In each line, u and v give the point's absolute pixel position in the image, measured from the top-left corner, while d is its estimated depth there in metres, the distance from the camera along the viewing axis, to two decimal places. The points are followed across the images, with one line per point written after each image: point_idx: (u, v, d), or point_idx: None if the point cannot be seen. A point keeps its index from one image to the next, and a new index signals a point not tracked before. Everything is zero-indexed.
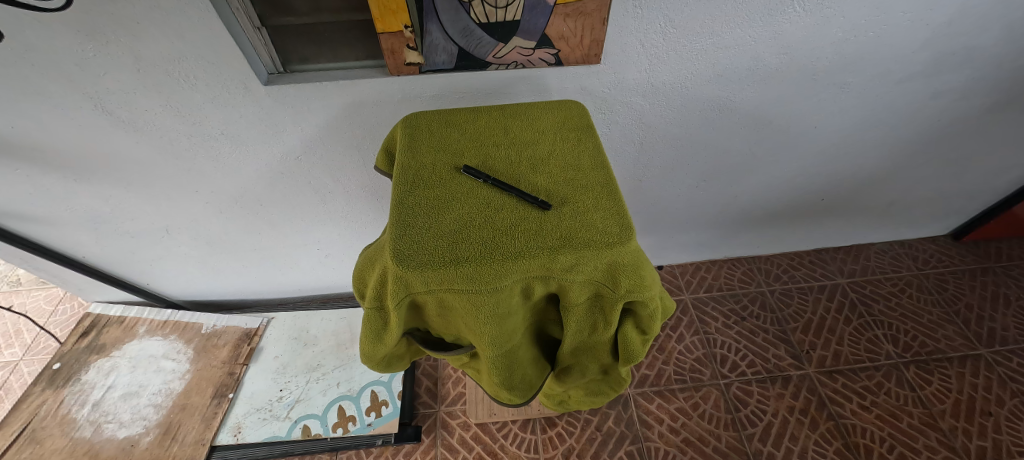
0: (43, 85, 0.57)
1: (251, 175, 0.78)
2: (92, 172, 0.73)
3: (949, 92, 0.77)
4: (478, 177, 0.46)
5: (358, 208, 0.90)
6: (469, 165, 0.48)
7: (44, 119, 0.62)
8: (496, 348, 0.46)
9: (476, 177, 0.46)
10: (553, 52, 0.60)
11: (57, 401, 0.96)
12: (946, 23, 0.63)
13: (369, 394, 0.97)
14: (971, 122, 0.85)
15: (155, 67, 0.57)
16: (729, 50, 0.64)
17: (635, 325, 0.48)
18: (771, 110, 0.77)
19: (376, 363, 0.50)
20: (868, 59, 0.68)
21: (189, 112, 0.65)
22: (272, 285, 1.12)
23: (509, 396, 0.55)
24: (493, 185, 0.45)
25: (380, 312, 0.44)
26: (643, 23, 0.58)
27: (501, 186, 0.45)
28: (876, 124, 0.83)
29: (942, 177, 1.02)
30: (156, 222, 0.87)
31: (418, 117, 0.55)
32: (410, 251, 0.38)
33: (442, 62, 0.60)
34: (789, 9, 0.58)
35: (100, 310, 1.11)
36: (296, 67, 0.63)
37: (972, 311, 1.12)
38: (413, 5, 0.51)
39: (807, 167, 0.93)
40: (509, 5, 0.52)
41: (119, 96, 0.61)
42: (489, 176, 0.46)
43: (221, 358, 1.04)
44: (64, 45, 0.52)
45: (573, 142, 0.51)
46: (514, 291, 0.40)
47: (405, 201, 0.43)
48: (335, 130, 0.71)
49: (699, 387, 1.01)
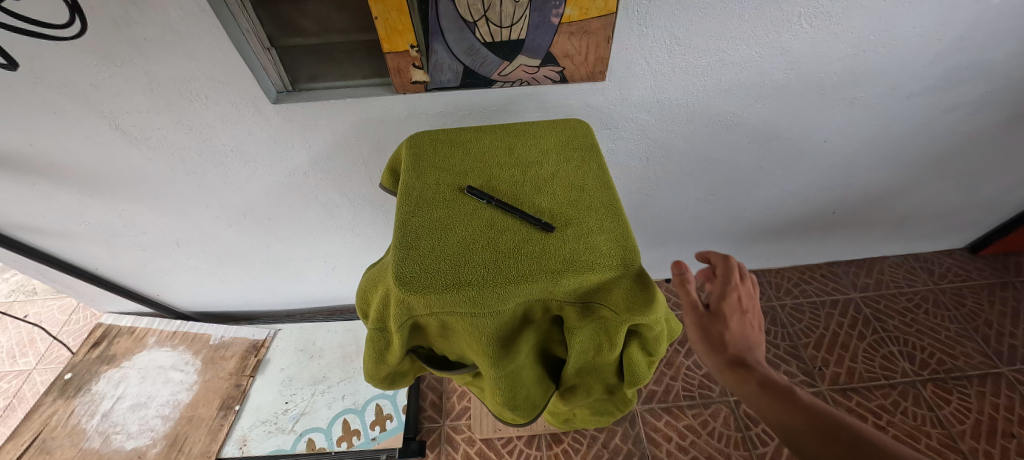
0: (60, 105, 0.59)
1: (260, 191, 0.79)
2: (105, 188, 0.75)
3: (964, 106, 0.76)
4: (482, 198, 0.46)
5: (364, 222, 0.90)
6: (473, 186, 0.48)
7: (60, 137, 0.64)
8: (499, 369, 0.45)
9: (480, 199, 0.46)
10: (558, 69, 0.60)
11: (67, 411, 0.98)
12: (959, 37, 0.62)
13: (374, 407, 0.97)
14: (987, 136, 0.84)
15: (167, 87, 0.59)
16: (736, 66, 0.63)
17: (641, 346, 0.48)
18: (779, 125, 0.76)
19: (378, 382, 0.50)
20: (877, 73, 0.67)
21: (199, 130, 0.66)
22: (279, 297, 1.12)
23: (512, 416, 0.54)
24: (496, 206, 0.45)
25: (383, 333, 0.44)
26: (648, 41, 0.58)
27: (504, 207, 0.45)
28: (888, 138, 0.82)
29: (960, 190, 1.00)
30: (166, 236, 0.88)
31: (424, 136, 0.55)
32: (412, 274, 0.38)
33: (448, 80, 0.60)
34: (794, 26, 0.58)
35: (112, 320, 1.13)
36: (303, 86, 0.64)
37: (991, 327, 1.08)
38: (419, 24, 0.52)
39: (818, 181, 0.92)
40: (514, 24, 0.53)
41: (132, 115, 0.62)
42: (492, 197, 0.46)
43: (228, 369, 1.04)
44: (81, 68, 0.54)
45: (577, 162, 0.51)
46: (517, 313, 0.40)
47: (408, 222, 0.43)
48: (342, 146, 0.72)
49: (708, 404, 0.99)
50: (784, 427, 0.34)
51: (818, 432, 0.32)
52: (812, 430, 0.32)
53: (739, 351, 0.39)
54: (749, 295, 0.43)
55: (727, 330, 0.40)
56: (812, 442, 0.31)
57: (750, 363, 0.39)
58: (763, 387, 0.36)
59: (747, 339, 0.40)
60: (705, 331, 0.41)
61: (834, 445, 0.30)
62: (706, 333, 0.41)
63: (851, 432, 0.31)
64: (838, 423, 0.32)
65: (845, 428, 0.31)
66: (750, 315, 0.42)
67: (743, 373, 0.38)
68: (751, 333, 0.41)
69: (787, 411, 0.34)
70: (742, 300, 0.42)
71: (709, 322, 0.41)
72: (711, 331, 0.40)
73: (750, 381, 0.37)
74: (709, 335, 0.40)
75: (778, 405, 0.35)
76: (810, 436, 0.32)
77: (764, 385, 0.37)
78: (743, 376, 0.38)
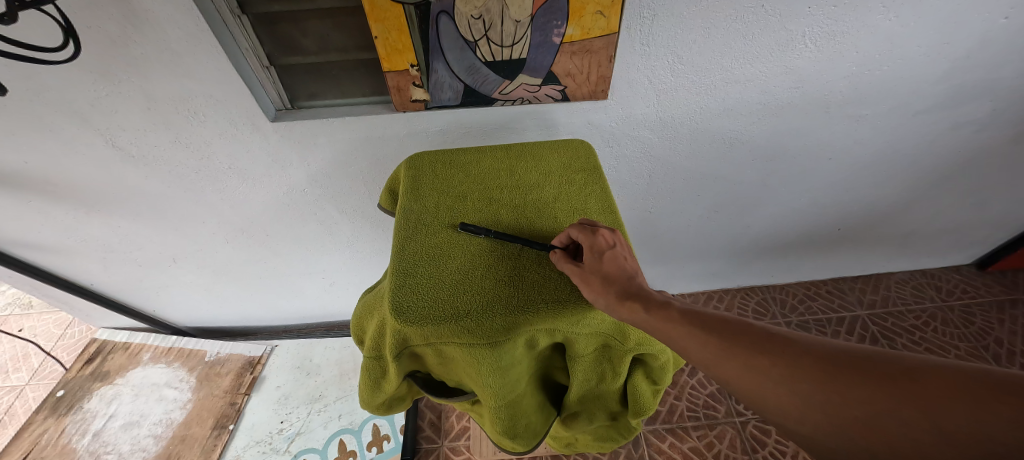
0: (57, 122, 0.58)
1: (258, 207, 0.78)
2: (100, 204, 0.74)
3: (971, 123, 0.75)
4: (478, 232, 0.43)
5: (363, 238, 0.89)
6: (466, 221, 0.45)
7: (56, 154, 0.63)
8: (499, 399, 0.43)
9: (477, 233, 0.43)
10: (560, 88, 0.59)
11: (58, 430, 0.96)
12: (964, 56, 0.62)
13: (371, 428, 0.95)
14: (994, 153, 0.83)
15: (165, 105, 0.59)
16: (740, 84, 0.63)
17: (646, 375, 0.46)
18: (783, 143, 0.75)
19: (374, 410, 0.48)
20: (883, 91, 0.67)
21: (196, 147, 0.65)
22: (277, 313, 1.10)
23: (512, 445, 0.52)
24: (495, 238, 0.43)
25: (379, 361, 0.42)
26: (649, 60, 0.58)
27: (504, 238, 0.43)
28: (894, 155, 0.81)
29: (968, 206, 0.98)
30: (163, 252, 0.87)
31: (422, 156, 0.54)
32: (409, 305, 0.36)
33: (448, 99, 0.60)
34: (798, 45, 0.58)
35: (107, 336, 1.11)
36: (302, 103, 0.63)
37: (1001, 346, 1.06)
38: (419, 44, 0.52)
39: (823, 197, 0.90)
40: (515, 43, 0.52)
41: (129, 133, 0.62)
42: (489, 230, 0.44)
43: (223, 387, 1.02)
44: (79, 85, 0.54)
45: (580, 185, 0.50)
46: (517, 343, 0.39)
47: (406, 248, 0.42)
48: (341, 164, 0.71)
49: (713, 425, 0.96)
50: (673, 343, 0.31)
51: (708, 339, 0.30)
52: (706, 343, 0.30)
53: (623, 286, 0.35)
54: (615, 235, 0.39)
55: (609, 276, 0.35)
56: (713, 354, 0.29)
57: (639, 294, 0.34)
58: (655, 312, 0.32)
59: (627, 274, 0.36)
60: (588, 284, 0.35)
61: (721, 347, 0.29)
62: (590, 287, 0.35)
63: (739, 328, 0.30)
64: (725, 323, 0.31)
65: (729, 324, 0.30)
66: (618, 249, 0.38)
67: (628, 302, 0.33)
68: (625, 265, 0.37)
69: (679, 329, 0.31)
70: (609, 238, 0.38)
71: (591, 271, 0.36)
72: (595, 281, 0.35)
73: (643, 314, 0.32)
74: (592, 284, 0.35)
75: (672, 324, 0.31)
76: (708, 351, 0.30)
77: (655, 310, 0.32)
78: (634, 310, 0.33)
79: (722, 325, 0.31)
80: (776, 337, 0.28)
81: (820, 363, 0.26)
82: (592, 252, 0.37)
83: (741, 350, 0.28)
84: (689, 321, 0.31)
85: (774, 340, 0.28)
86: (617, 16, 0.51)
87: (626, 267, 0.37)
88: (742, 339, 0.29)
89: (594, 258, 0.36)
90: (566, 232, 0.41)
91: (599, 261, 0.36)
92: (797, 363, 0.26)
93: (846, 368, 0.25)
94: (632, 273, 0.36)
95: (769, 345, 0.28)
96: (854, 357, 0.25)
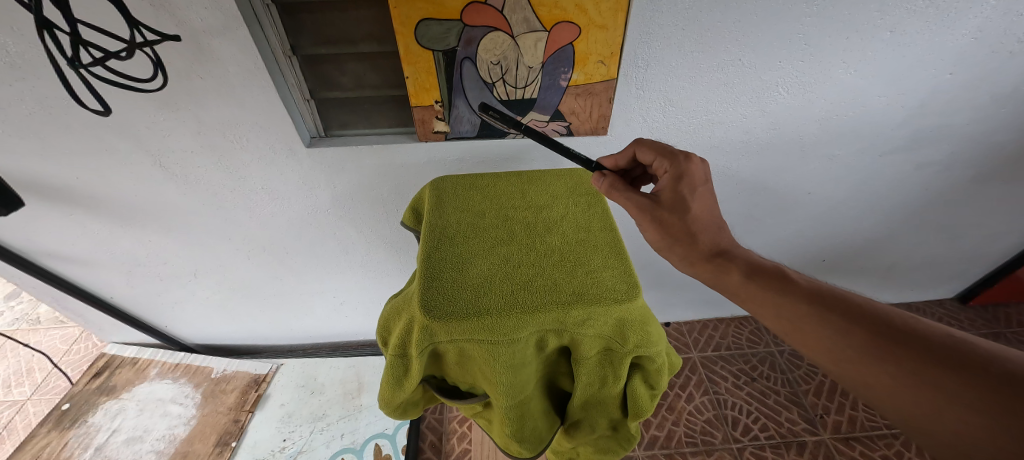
0: (117, 143, 0.65)
1: (281, 225, 0.84)
2: (136, 218, 0.79)
3: (933, 164, 0.83)
4: (507, 122, 0.52)
5: (376, 259, 0.94)
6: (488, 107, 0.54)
7: (108, 172, 0.70)
8: (509, 399, 0.47)
9: (503, 122, 0.53)
10: (565, 124, 0.67)
11: (61, 443, 0.96)
12: (919, 105, 0.71)
13: (373, 447, 0.96)
14: (960, 191, 0.91)
15: (214, 130, 0.66)
16: (723, 125, 0.71)
17: (644, 380, 0.50)
18: (765, 178, 0.83)
19: (390, 410, 0.50)
20: (851, 133, 0.75)
21: (235, 169, 0.72)
22: (284, 332, 1.12)
23: (518, 449, 0.54)
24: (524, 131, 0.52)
25: (402, 359, 0.45)
26: (644, 103, 0.66)
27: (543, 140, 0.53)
28: (867, 191, 0.88)
29: (943, 240, 1.05)
30: (185, 267, 0.91)
31: (445, 181, 0.61)
32: (439, 303, 0.41)
33: (465, 130, 0.67)
34: (773, 92, 0.67)
35: (116, 350, 1.13)
36: (334, 132, 0.71)
37: None
38: (444, 83, 0.60)
39: (807, 228, 0.97)
40: (527, 85, 0.61)
41: (177, 154, 0.68)
42: (515, 122, 0.52)
43: (228, 404, 1.03)
44: (143, 112, 0.62)
45: (584, 205, 0.56)
46: (529, 342, 0.43)
47: (433, 255, 0.48)
48: (364, 188, 0.77)
49: (711, 451, 0.97)
50: (767, 311, 0.40)
51: (823, 314, 0.36)
52: (808, 314, 0.37)
53: (709, 242, 0.45)
54: (698, 165, 0.47)
55: (687, 216, 0.45)
56: (824, 323, 0.36)
57: (750, 264, 0.43)
58: (750, 279, 0.41)
59: (706, 220, 0.45)
60: (655, 218, 0.46)
61: (835, 322, 0.36)
62: (658, 222, 0.46)
63: (866, 315, 0.35)
64: (848, 306, 0.37)
65: (827, 297, 0.38)
66: (703, 186, 0.46)
67: (726, 263, 0.43)
68: (710, 212, 0.46)
69: (774, 296, 0.39)
70: (699, 173, 0.46)
71: (670, 210, 0.45)
72: (676, 225, 0.45)
73: (742, 278, 0.42)
74: (672, 223, 0.45)
75: (784, 298, 0.39)
76: (819, 322, 0.36)
77: (755, 278, 0.41)
78: (731, 268, 0.43)
79: (844, 307, 0.36)
80: (905, 331, 0.33)
81: (911, 346, 0.32)
82: (677, 186, 0.46)
83: (855, 329, 0.35)
84: (801, 295, 0.39)
85: (899, 331, 0.33)
86: (616, 65, 0.60)
87: (709, 211, 0.46)
88: (859, 322, 0.35)
89: (672, 195, 0.46)
90: (641, 150, 0.51)
91: (672, 197, 0.46)
92: (912, 352, 0.32)
93: (952, 363, 0.30)
94: (718, 230, 0.46)
95: (886, 331, 0.33)
96: (973, 358, 0.29)
